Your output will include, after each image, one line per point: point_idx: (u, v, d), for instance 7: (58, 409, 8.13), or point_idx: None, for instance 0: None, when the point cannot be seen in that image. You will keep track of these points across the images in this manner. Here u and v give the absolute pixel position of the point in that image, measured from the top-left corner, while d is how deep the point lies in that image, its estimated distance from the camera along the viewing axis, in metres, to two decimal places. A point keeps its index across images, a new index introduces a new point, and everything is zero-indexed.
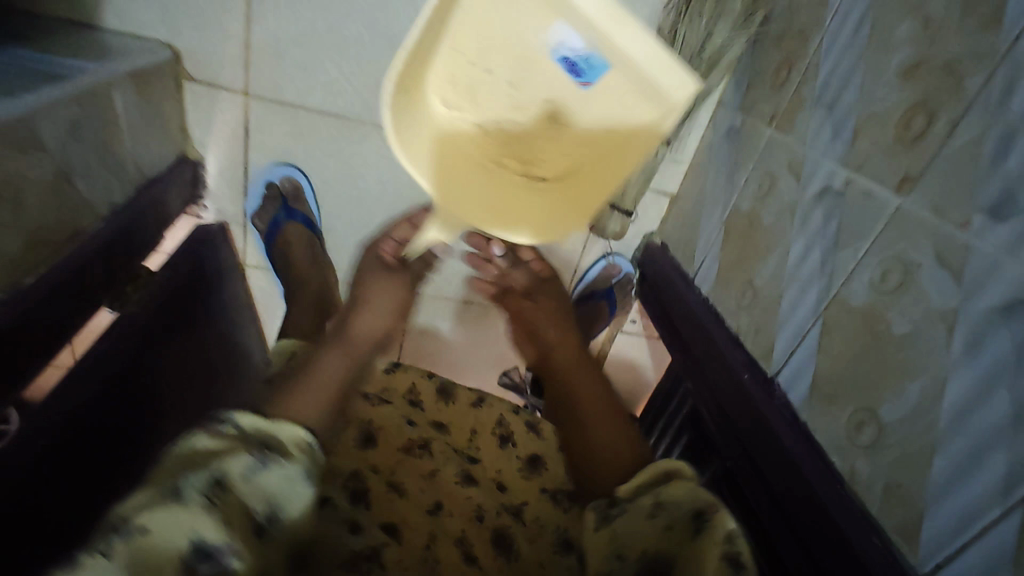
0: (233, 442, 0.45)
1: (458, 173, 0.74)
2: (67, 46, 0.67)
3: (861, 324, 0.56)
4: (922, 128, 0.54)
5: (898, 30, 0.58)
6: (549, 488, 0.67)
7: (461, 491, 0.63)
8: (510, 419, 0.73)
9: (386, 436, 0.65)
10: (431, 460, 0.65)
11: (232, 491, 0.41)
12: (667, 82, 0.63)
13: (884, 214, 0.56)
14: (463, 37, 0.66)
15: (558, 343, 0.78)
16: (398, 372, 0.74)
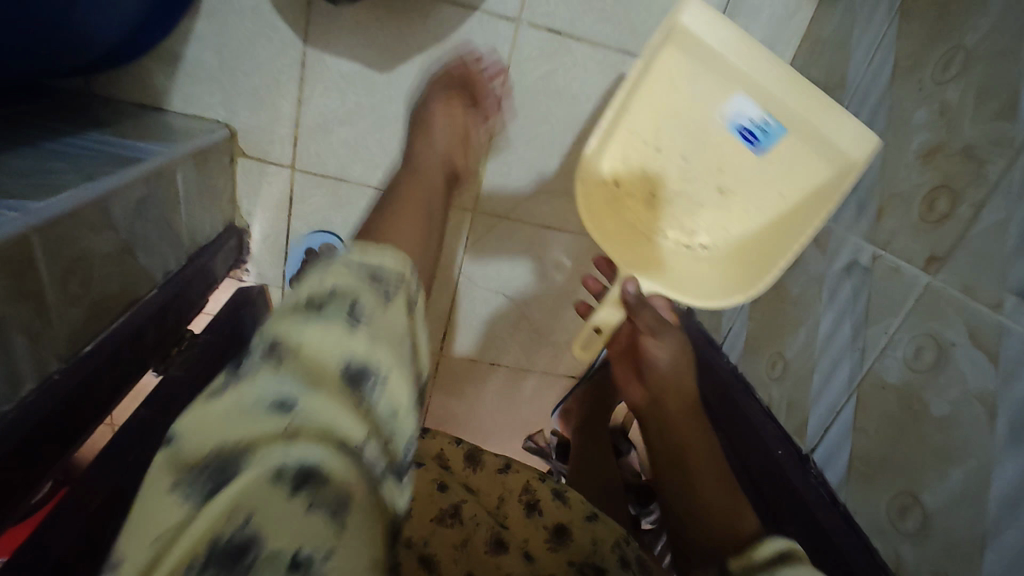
0: (341, 274, 0.42)
1: (639, 230, 0.74)
2: (138, 129, 0.74)
3: (897, 403, 0.56)
4: (946, 208, 0.55)
5: (915, 116, 0.61)
6: (578, 561, 0.65)
7: (489, 559, 0.64)
8: (536, 486, 0.73)
9: (419, 506, 0.67)
10: (461, 528, 0.67)
11: (315, 349, 0.38)
12: (847, 139, 0.61)
13: (914, 291, 0.57)
14: (655, 109, 0.69)
15: (677, 398, 0.65)
16: (428, 439, 0.77)
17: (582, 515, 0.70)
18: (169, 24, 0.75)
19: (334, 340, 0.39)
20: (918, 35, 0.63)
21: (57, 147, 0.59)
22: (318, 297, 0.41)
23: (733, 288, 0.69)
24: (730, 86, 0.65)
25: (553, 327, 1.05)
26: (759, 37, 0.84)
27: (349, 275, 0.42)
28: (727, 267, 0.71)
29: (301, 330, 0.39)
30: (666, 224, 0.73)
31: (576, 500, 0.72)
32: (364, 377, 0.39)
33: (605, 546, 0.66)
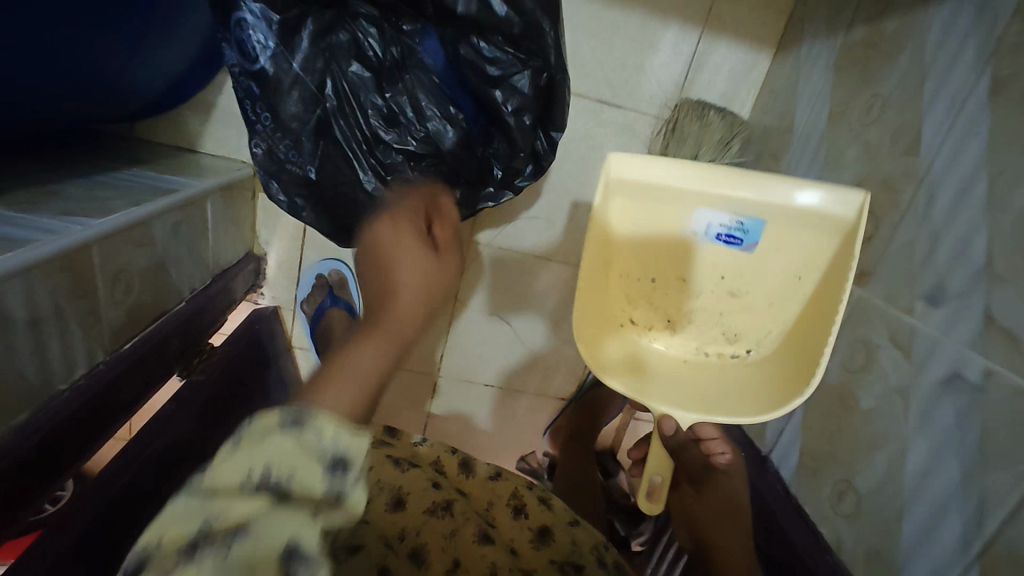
0: (290, 455, 0.41)
1: (675, 378, 0.65)
2: (175, 167, 0.85)
3: (835, 401, 0.62)
4: (871, 230, 0.64)
5: (847, 153, 0.70)
6: (559, 559, 0.71)
7: (478, 548, 0.68)
8: (523, 492, 0.80)
9: (412, 497, 0.73)
10: (452, 519, 0.71)
11: (269, 531, 0.38)
12: (829, 206, 0.58)
13: (847, 303, 0.64)
14: (617, 282, 0.65)
15: (734, 548, 0.65)
16: (425, 446, 0.84)
17: (564, 518, 0.78)
18: (207, 77, 0.87)
19: (301, 477, 0.41)
20: (849, 85, 0.73)
21: (107, 179, 0.70)
22: (272, 471, 0.40)
23: (787, 388, 0.60)
24: (680, 203, 0.62)
25: (542, 350, 1.12)
26: (722, 88, 0.95)
27: (334, 446, 0.44)
28: (778, 379, 0.62)
29: (226, 485, 0.40)
30: (675, 365, 0.67)
31: (560, 509, 0.79)
32: (290, 549, 0.38)
33: (584, 547, 0.73)
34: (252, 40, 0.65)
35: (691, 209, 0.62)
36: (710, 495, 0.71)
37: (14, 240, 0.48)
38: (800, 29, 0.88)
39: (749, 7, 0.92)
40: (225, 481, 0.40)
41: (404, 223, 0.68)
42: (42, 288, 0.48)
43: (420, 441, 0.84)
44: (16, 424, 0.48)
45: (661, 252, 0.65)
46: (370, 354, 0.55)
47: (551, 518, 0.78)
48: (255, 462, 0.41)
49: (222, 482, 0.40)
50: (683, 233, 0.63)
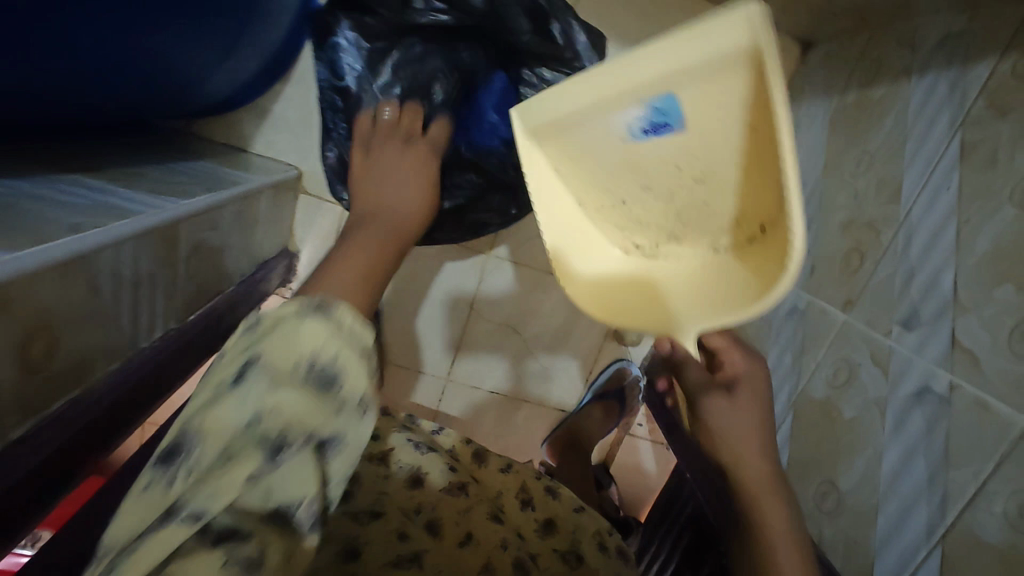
0: (270, 421, 0.40)
1: (659, 288, 0.54)
2: (231, 162, 0.92)
3: (821, 413, 0.71)
4: (856, 265, 0.73)
5: (838, 198, 0.80)
6: (561, 549, 0.80)
7: (488, 526, 0.79)
8: (530, 485, 0.88)
9: (428, 478, 0.81)
10: (465, 500, 0.81)
11: (247, 490, 0.38)
12: (716, 49, 0.39)
13: (833, 327, 0.73)
14: (572, 210, 0.56)
15: (745, 454, 0.58)
16: (444, 435, 0.92)
17: (570, 508, 0.86)
18: (266, 85, 0.96)
19: (293, 400, 0.41)
20: (841, 141, 0.84)
21: (181, 167, 0.77)
22: (309, 356, 0.43)
23: (761, 283, 0.46)
24: (593, 109, 0.46)
25: (547, 363, 1.20)
26: None
27: (317, 340, 0.43)
28: (751, 278, 0.47)
29: (278, 374, 0.41)
30: (663, 281, 0.54)
31: (565, 498, 0.88)
32: (313, 437, 0.41)
33: (584, 536, 0.82)
34: (344, 62, 0.79)
35: (603, 111, 0.46)
36: (728, 406, 0.59)
37: (124, 209, 0.55)
38: (799, 89, 0.99)
39: None
40: (228, 428, 0.40)
41: (419, 144, 0.75)
42: (142, 256, 0.55)
43: (437, 433, 0.92)
44: (110, 371, 0.54)
45: (617, 164, 0.50)
46: (379, 246, 0.61)
47: (556, 509, 0.85)
48: (258, 376, 0.41)
49: (218, 426, 0.40)
50: (613, 129, 0.47)
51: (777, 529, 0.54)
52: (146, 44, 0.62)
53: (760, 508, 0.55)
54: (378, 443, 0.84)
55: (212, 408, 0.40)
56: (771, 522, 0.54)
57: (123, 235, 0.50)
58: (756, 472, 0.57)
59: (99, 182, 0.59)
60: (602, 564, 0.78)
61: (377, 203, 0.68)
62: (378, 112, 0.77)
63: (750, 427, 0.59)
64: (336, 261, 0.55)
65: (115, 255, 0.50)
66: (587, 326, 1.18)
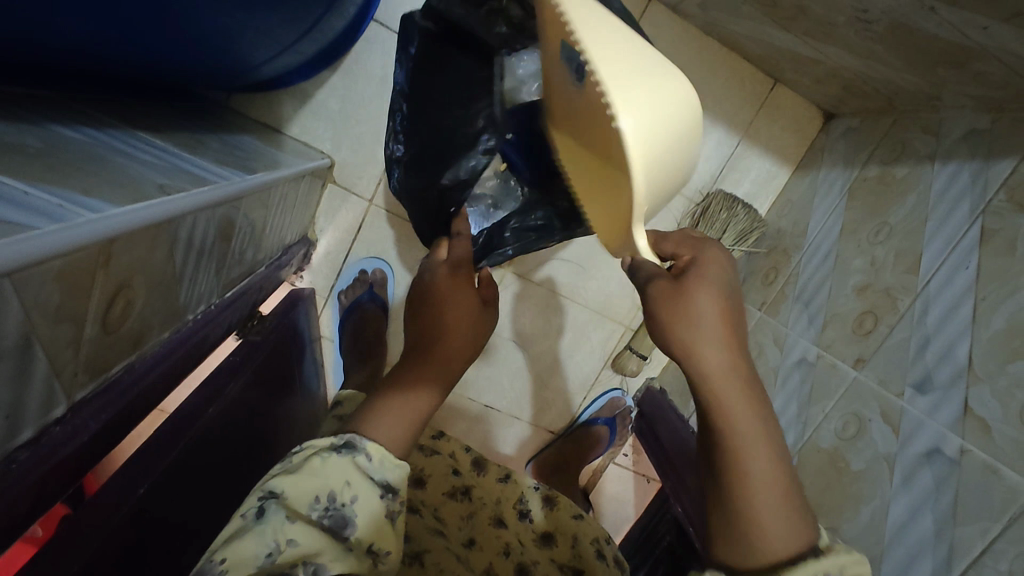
0: (300, 543, 0.48)
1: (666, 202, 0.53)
2: (270, 141, 0.91)
3: (827, 463, 0.75)
4: (870, 326, 0.78)
5: (855, 262, 0.86)
6: (559, 560, 0.84)
7: (492, 531, 0.85)
8: (529, 497, 0.89)
9: (432, 481, 0.86)
10: (469, 503, 0.87)
11: None
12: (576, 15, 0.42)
13: (843, 382, 0.78)
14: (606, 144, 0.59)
15: (700, 345, 0.49)
16: (441, 440, 0.93)
17: (570, 516, 0.87)
18: (315, 72, 0.95)
19: (307, 532, 0.48)
20: (860, 210, 0.90)
21: (230, 141, 0.76)
22: (329, 494, 0.50)
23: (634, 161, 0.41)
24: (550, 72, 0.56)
25: (544, 383, 1.21)
26: (747, 187, 1.12)
27: (337, 478, 0.50)
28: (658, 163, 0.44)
29: (296, 508, 0.48)
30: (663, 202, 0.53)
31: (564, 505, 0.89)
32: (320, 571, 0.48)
33: (583, 542, 0.84)
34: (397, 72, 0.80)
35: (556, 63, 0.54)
36: (680, 294, 0.51)
37: (200, 177, 0.54)
38: (819, 155, 1.06)
39: (781, 128, 1.09)
40: (244, 558, 0.45)
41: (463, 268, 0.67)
42: (207, 226, 0.53)
43: (437, 438, 0.92)
44: (162, 340, 0.53)
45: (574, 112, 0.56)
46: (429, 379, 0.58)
47: (555, 522, 0.88)
48: (278, 508, 0.48)
49: (235, 558, 0.45)
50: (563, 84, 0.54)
51: (742, 428, 0.47)
52: (229, 19, 0.62)
53: (723, 407, 0.48)
54: None
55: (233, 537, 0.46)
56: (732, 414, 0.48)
57: (204, 203, 0.50)
58: (713, 362, 0.49)
59: (167, 146, 0.58)
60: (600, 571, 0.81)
61: (433, 337, 0.61)
62: (433, 266, 0.68)
63: (714, 311, 0.50)
64: (380, 409, 0.55)
65: (193, 221, 0.49)
66: (587, 352, 1.20)
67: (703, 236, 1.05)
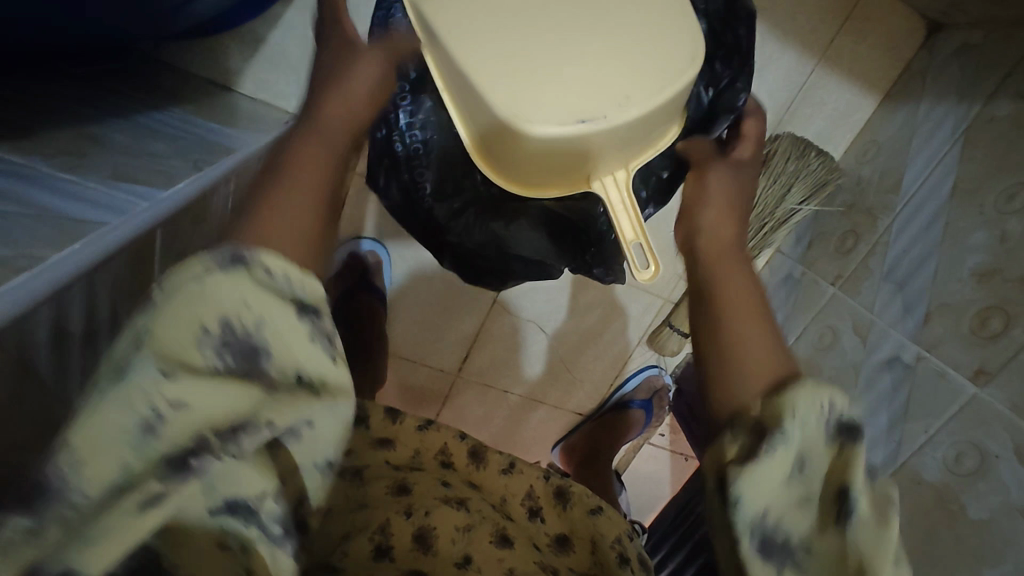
0: (210, 397, 0.30)
1: (664, 56, 0.53)
2: (217, 107, 0.70)
3: (932, 500, 0.61)
4: (997, 329, 0.60)
5: (973, 237, 0.66)
6: (579, 569, 0.64)
7: (494, 550, 0.59)
8: (539, 492, 0.73)
9: (418, 490, 0.64)
10: (467, 515, 0.62)
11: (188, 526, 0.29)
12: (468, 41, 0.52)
13: (957, 400, 0.62)
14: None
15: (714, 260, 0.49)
16: (430, 430, 0.75)
17: (586, 510, 0.70)
18: (263, 6, 0.73)
19: (213, 393, 0.30)
20: (984, 163, 0.68)
21: (153, 123, 0.56)
22: (225, 318, 0.31)
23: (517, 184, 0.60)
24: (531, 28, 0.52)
25: (569, 363, 1.06)
26: (818, 126, 0.89)
27: (235, 298, 0.32)
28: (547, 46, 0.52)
29: (185, 357, 0.30)
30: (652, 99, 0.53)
31: (580, 497, 0.72)
32: (243, 431, 0.30)
33: (605, 543, 0.65)
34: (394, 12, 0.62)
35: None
36: (693, 216, 0.54)
37: (72, 224, 0.35)
38: (918, 81, 0.82)
39: (869, 45, 0.85)
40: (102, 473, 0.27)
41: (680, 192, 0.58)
42: (96, 297, 0.36)
43: (425, 426, 0.74)
44: None
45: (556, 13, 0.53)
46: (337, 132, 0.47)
47: (570, 521, 0.70)
48: (158, 354, 0.29)
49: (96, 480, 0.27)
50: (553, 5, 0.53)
51: (735, 310, 0.44)
52: None
53: (721, 300, 0.45)
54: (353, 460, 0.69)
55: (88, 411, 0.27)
56: (732, 318, 0.43)
57: (69, 280, 0.32)
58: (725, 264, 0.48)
59: (28, 164, 0.39)
60: None
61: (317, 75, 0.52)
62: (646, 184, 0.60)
63: (716, 228, 0.52)
64: (277, 202, 0.39)
65: (55, 308, 0.32)
66: (621, 328, 1.04)
67: (763, 192, 0.87)
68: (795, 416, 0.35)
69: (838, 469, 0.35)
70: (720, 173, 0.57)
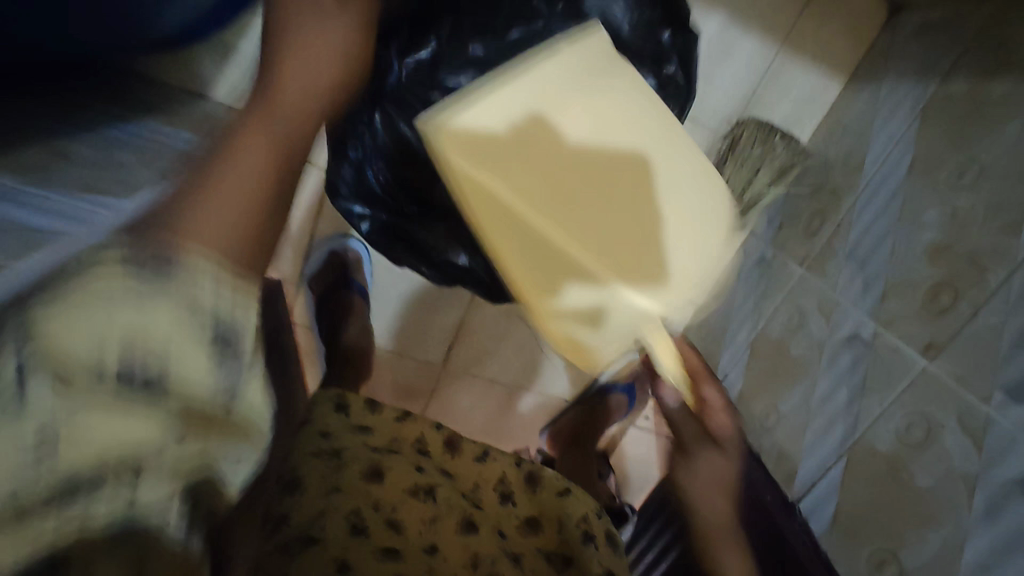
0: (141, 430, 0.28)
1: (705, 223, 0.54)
2: (191, 114, 0.73)
3: (885, 472, 0.63)
4: (947, 303, 0.62)
5: (928, 214, 0.68)
6: (544, 549, 0.71)
7: (459, 538, 0.65)
8: (511, 477, 0.77)
9: (392, 475, 0.69)
10: (433, 506, 0.67)
11: (106, 436, 0.27)
12: None
13: (910, 372, 0.63)
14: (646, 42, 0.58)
15: (711, 525, 0.61)
16: (408, 421, 0.79)
17: (555, 494, 0.75)
18: (232, 15, 0.75)
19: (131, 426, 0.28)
20: (938, 140, 0.70)
21: (123, 134, 0.59)
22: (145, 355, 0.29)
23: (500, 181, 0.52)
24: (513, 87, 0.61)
25: (551, 350, 1.09)
26: (786, 109, 0.91)
27: (162, 336, 0.29)
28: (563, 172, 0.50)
29: (79, 381, 0.27)
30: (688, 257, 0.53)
31: (549, 483, 0.77)
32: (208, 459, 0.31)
33: (571, 525, 0.71)
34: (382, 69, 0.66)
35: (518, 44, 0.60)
36: (687, 462, 0.61)
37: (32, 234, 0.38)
38: (881, 61, 0.83)
39: (833, 27, 0.86)
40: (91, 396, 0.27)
41: (681, 434, 0.63)
42: None
43: (403, 417, 0.79)
44: None
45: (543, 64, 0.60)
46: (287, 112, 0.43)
47: (539, 504, 0.75)
48: (91, 337, 0.28)
49: (66, 351, 0.27)
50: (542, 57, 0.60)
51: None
52: None
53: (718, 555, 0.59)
54: (331, 443, 0.72)
55: (61, 306, 0.27)
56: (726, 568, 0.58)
57: None
58: (707, 510, 0.61)
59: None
60: (589, 555, 0.67)
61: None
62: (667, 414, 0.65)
63: (717, 492, 0.60)
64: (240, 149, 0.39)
65: None
66: None
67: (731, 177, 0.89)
68: None
69: None
70: (710, 461, 0.60)
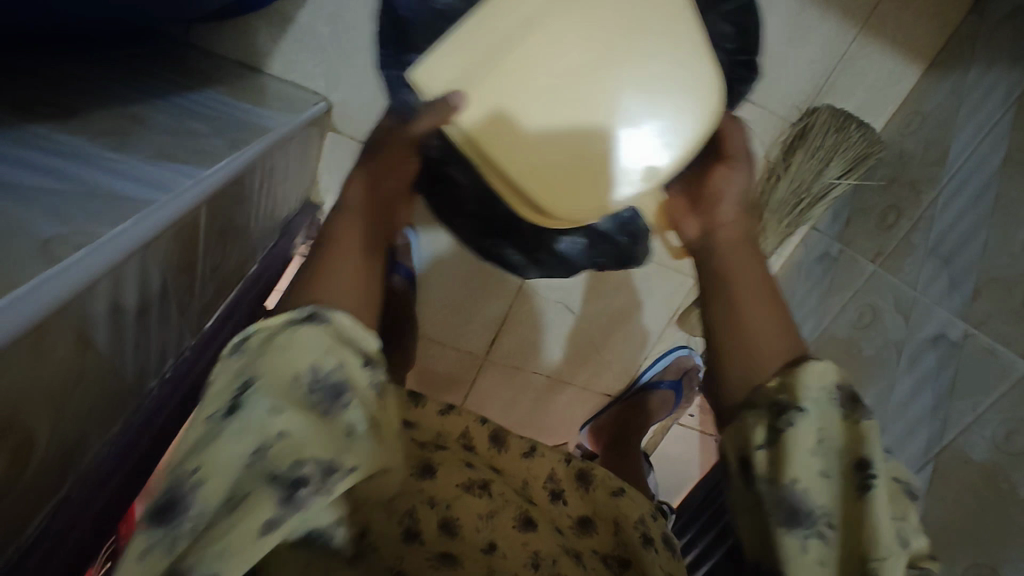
0: (311, 349, 0.38)
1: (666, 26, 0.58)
2: (248, 89, 0.70)
3: (980, 481, 0.60)
4: None
5: None
6: (602, 551, 0.66)
7: (517, 535, 0.62)
8: (560, 474, 0.71)
9: (443, 471, 0.65)
10: (489, 501, 0.64)
11: (283, 363, 0.37)
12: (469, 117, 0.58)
13: (1007, 376, 0.59)
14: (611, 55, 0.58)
15: (739, 237, 0.56)
16: (452, 414, 0.74)
17: (608, 493, 0.69)
18: None
19: (304, 426, 0.35)
20: None
21: (188, 104, 0.57)
22: (313, 367, 0.38)
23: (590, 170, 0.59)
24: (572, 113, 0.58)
25: (598, 342, 1.06)
26: (858, 98, 0.87)
27: (312, 350, 0.38)
28: (543, 61, 0.58)
29: (277, 381, 0.36)
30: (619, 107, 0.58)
31: (602, 479, 0.71)
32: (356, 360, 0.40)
33: (629, 526, 0.65)
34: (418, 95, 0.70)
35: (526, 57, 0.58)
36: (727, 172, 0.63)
37: (113, 198, 0.36)
38: (966, 48, 0.79)
39: (912, 13, 0.82)
40: (282, 385, 0.36)
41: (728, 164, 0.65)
42: (146, 276, 0.37)
43: (447, 410, 0.74)
44: (109, 438, 0.38)
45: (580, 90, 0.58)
46: (377, 230, 0.58)
47: (592, 501, 0.70)
48: (263, 400, 0.35)
49: (277, 378, 0.36)
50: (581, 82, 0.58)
51: (744, 287, 0.50)
52: None
53: (730, 279, 0.51)
54: None
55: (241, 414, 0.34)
56: (744, 298, 0.49)
57: (122, 254, 0.32)
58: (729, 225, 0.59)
59: (74, 141, 0.39)
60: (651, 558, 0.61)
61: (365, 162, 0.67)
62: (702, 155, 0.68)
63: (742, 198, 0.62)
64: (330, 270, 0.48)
65: (111, 284, 0.32)
66: (651, 309, 1.03)
67: (799, 168, 0.85)
68: (809, 391, 0.40)
69: (852, 436, 0.39)
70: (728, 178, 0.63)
